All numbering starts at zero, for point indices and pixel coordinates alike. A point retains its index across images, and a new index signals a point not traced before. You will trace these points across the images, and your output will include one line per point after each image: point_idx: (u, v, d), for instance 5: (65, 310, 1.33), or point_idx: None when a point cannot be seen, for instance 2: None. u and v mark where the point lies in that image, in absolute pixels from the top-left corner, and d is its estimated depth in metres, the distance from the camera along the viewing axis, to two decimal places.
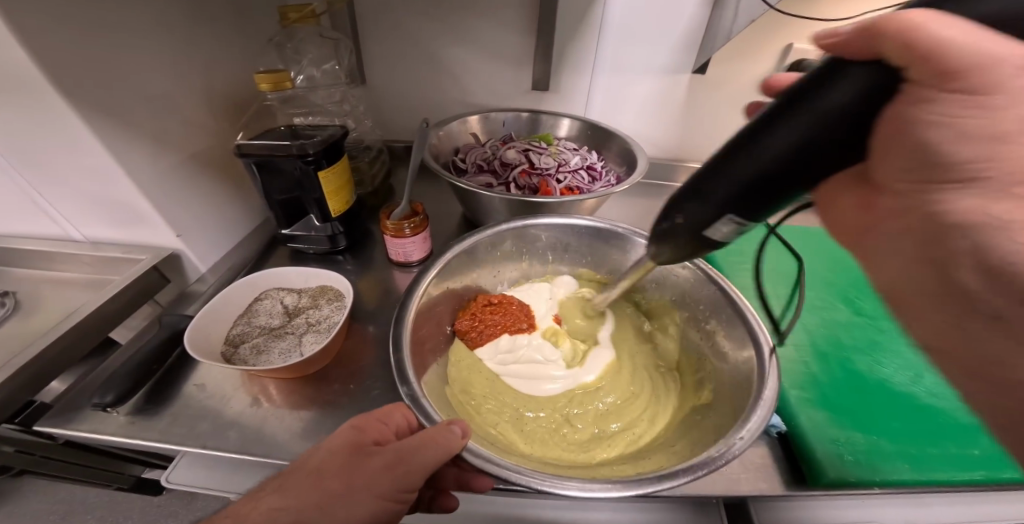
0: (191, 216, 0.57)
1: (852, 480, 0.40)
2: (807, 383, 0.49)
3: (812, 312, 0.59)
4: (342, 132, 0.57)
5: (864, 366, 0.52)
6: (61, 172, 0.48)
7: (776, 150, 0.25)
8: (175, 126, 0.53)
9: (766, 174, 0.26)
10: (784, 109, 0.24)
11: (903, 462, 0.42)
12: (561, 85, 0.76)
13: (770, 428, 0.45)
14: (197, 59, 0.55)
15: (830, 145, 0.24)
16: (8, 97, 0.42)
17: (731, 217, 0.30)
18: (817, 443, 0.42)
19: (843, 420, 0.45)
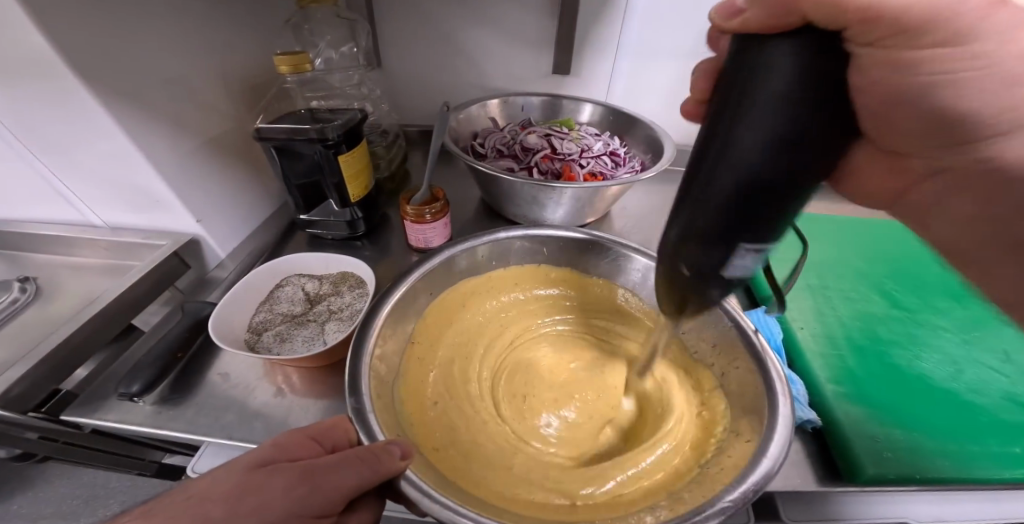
0: (210, 202, 0.56)
1: (891, 477, 0.38)
2: (844, 377, 0.47)
3: (845, 303, 0.57)
4: (362, 116, 0.55)
5: (901, 360, 0.50)
6: (82, 159, 0.48)
7: (750, 155, 0.22)
8: (192, 112, 0.52)
9: (761, 179, 0.22)
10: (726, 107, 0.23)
11: (943, 459, 0.40)
12: (583, 68, 0.73)
13: (804, 424, 0.43)
14: (213, 42, 0.54)
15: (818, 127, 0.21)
16: (28, 82, 0.41)
17: (748, 248, 0.25)
18: (856, 439, 0.40)
19: (883, 417, 0.44)
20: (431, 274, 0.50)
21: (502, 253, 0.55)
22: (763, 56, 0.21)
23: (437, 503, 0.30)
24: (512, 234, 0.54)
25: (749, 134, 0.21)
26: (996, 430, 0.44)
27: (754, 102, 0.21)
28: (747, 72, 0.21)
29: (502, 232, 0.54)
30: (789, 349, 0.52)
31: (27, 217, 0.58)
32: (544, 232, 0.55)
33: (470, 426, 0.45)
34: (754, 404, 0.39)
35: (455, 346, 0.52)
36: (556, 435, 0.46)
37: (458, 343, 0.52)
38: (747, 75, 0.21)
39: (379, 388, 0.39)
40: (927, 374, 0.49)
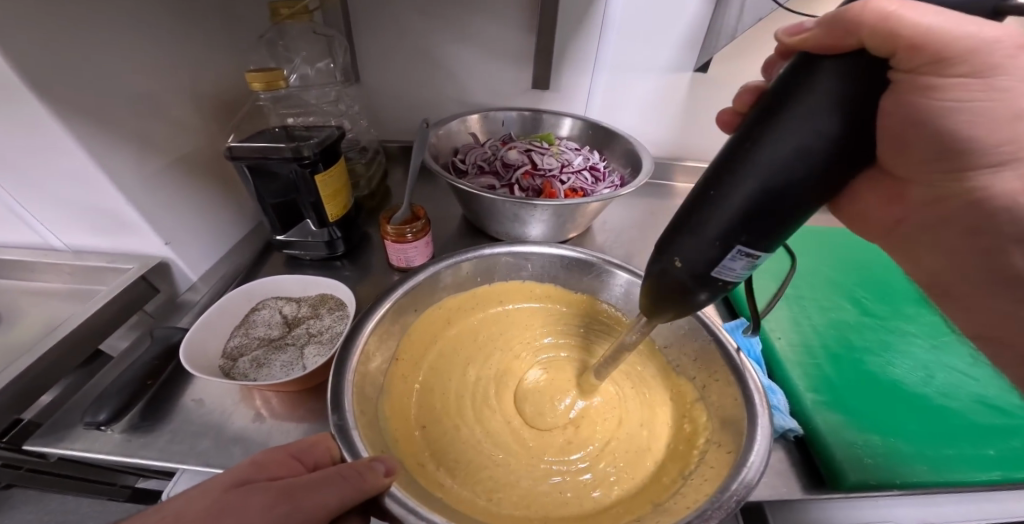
0: (179, 223, 0.54)
1: (873, 483, 0.39)
2: (822, 385, 0.49)
3: (819, 312, 0.59)
4: (339, 133, 0.54)
5: (875, 366, 0.52)
6: (39, 178, 0.46)
7: (783, 159, 0.22)
8: (160, 129, 0.50)
9: (772, 189, 0.23)
10: (768, 112, 0.23)
11: (921, 463, 0.42)
12: (562, 84, 0.74)
13: (787, 433, 0.43)
14: (183, 57, 0.52)
15: (847, 144, 0.22)
16: None
17: (742, 250, 0.26)
18: (836, 446, 0.41)
19: (862, 423, 0.45)
20: (416, 294, 0.50)
21: (485, 271, 0.56)
22: (811, 72, 0.22)
23: (422, 520, 0.29)
24: (497, 251, 0.54)
25: (778, 146, 0.22)
26: (966, 432, 0.46)
27: (801, 109, 0.22)
28: (796, 86, 0.22)
29: (485, 251, 0.54)
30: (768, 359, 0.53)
31: None
32: (534, 248, 0.55)
33: (460, 444, 0.44)
34: (734, 419, 0.39)
35: (439, 367, 0.51)
36: (543, 438, 0.46)
37: (440, 360, 0.52)
38: (787, 90, 0.22)
39: (362, 407, 0.38)
40: (900, 380, 0.51)
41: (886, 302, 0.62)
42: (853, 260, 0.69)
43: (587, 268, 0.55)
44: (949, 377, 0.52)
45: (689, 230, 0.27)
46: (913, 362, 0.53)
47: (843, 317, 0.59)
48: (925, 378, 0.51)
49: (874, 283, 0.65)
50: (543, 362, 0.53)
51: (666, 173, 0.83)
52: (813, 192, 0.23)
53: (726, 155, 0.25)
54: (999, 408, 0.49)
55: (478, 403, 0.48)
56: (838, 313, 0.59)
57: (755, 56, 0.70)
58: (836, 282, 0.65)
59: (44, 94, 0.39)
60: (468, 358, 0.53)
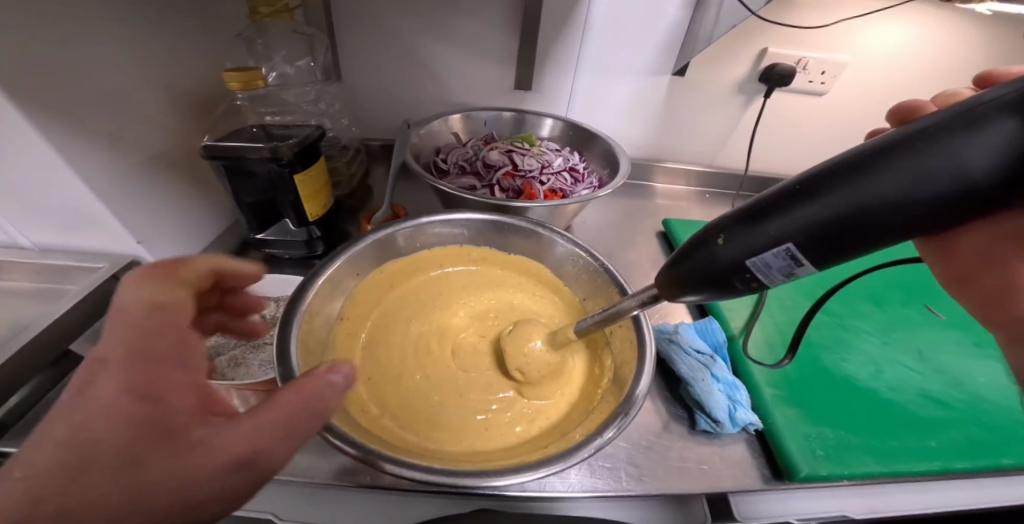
0: (152, 221, 0.53)
1: (824, 474, 0.41)
2: (781, 381, 0.51)
3: (781, 311, 0.61)
4: (319, 133, 0.54)
5: (831, 363, 0.54)
6: (2, 174, 0.44)
7: (920, 173, 0.17)
8: (134, 125, 0.49)
9: (876, 205, 0.18)
10: (958, 120, 0.17)
11: (868, 455, 0.44)
12: (544, 85, 0.75)
13: (748, 426, 0.44)
14: (159, 53, 0.51)
15: (1002, 195, 0.16)
16: None
17: (789, 250, 0.21)
18: (790, 440, 0.43)
19: (814, 417, 0.47)
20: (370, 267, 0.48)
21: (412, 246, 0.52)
22: None
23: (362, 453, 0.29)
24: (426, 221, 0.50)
25: (936, 158, 0.17)
26: (912, 424, 0.48)
27: (993, 126, 0.16)
28: (1023, 102, 0.16)
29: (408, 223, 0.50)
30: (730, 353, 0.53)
31: None
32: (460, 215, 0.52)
33: (400, 392, 0.43)
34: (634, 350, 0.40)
35: (370, 329, 0.48)
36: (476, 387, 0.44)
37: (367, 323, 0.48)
38: (989, 109, 0.16)
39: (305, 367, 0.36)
40: (852, 375, 0.53)
41: (844, 300, 0.64)
42: None
43: (512, 230, 0.52)
44: (897, 372, 0.54)
45: (744, 224, 0.23)
46: (865, 358, 0.56)
47: (803, 315, 0.61)
48: (876, 373, 0.54)
49: (831, 283, 0.67)
50: (471, 312, 0.51)
51: (644, 173, 0.85)
52: (912, 231, 0.18)
53: (863, 149, 0.19)
54: (938, 400, 0.52)
55: (410, 354, 0.46)
56: (799, 312, 0.61)
57: (732, 61, 0.73)
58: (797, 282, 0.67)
59: (11, 91, 0.38)
60: (397, 310, 0.50)
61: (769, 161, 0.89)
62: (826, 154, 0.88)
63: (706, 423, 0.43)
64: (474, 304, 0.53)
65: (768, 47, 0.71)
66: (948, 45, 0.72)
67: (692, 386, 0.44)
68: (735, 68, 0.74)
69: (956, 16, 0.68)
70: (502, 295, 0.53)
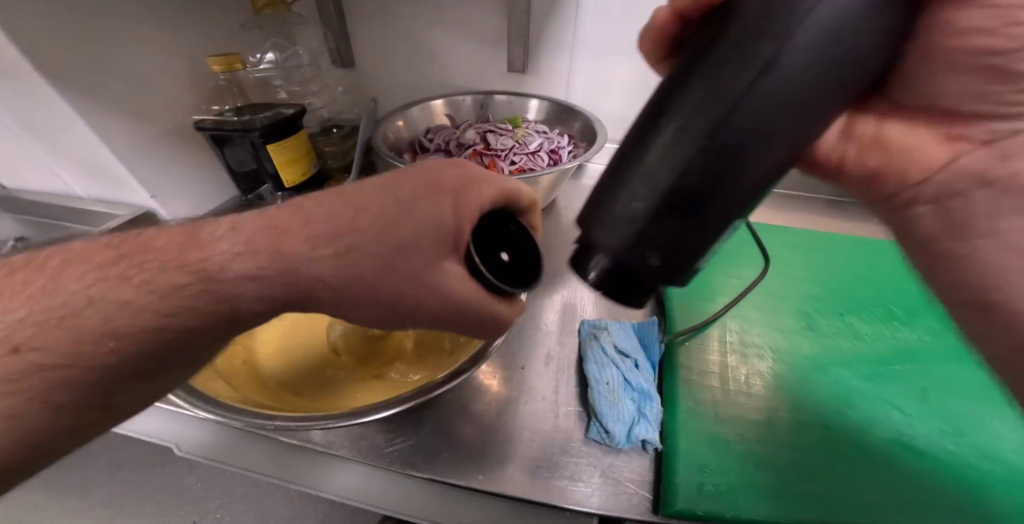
0: (167, 181, 0.62)
1: (705, 512, 0.34)
2: (708, 397, 0.42)
3: (751, 319, 0.51)
4: (298, 110, 0.58)
5: (788, 386, 0.44)
6: (58, 140, 0.55)
7: (701, 142, 0.21)
8: (158, 105, 0.58)
9: (712, 172, 0.21)
10: (687, 68, 0.21)
11: (782, 500, 0.35)
12: (540, 67, 0.72)
13: (646, 444, 0.39)
14: (184, 43, 0.59)
15: (782, 108, 0.19)
16: (13, 81, 0.48)
17: (653, 258, 0.24)
18: (681, 468, 0.36)
19: (731, 446, 0.39)
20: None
21: None
22: (742, 42, 0.19)
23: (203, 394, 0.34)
24: None
25: (692, 128, 0.21)
26: (875, 477, 0.37)
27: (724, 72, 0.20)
28: (733, 51, 0.19)
29: None
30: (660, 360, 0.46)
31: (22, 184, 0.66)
32: None
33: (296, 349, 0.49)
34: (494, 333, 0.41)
35: None
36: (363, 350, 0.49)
37: None
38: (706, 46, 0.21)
39: None
40: (812, 405, 0.42)
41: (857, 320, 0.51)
42: (819, 267, 0.58)
43: None
44: (884, 411, 0.42)
45: (603, 210, 0.25)
46: (841, 388, 0.44)
47: (779, 328, 0.50)
48: (848, 407, 0.42)
49: (835, 296, 0.54)
50: None
51: None
52: (761, 182, 0.22)
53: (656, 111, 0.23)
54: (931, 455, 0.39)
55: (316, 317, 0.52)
56: (775, 324, 0.51)
57: None
58: (791, 290, 0.55)
59: (52, 76, 0.46)
60: None
61: None
62: None
63: (596, 432, 0.39)
64: None
65: None
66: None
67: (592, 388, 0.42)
68: None
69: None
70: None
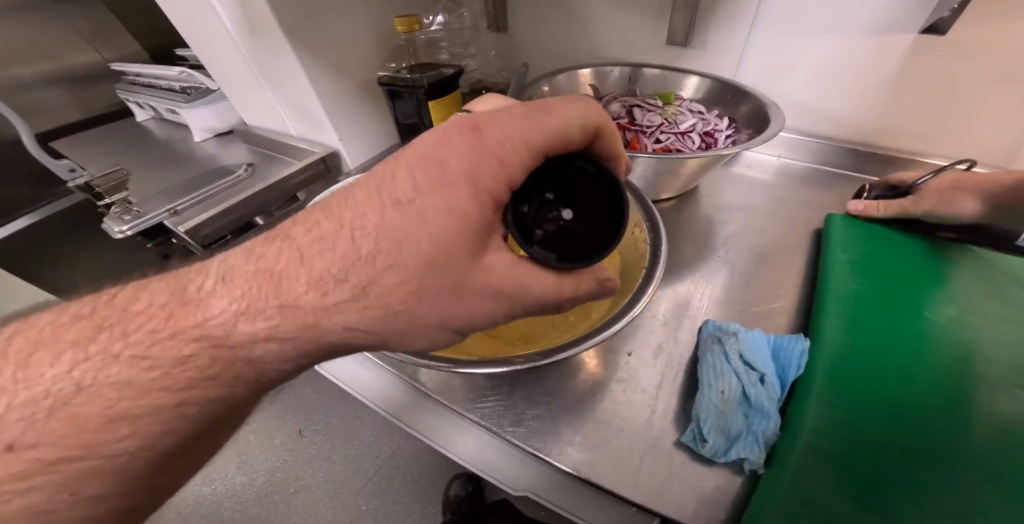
0: (349, 127, 0.75)
1: None
2: (844, 436, 0.36)
3: (928, 364, 0.41)
4: (455, 71, 0.62)
5: (963, 461, 0.35)
6: (287, 90, 0.69)
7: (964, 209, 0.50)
8: (349, 62, 0.68)
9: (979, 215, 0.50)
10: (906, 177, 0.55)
11: None
12: (705, 40, 0.65)
13: (744, 464, 0.36)
14: (375, 9, 0.68)
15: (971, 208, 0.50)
16: (262, 38, 0.61)
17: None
18: (782, 496, 0.33)
19: (858, 497, 0.33)
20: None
21: None
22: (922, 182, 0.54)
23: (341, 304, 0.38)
24: None
25: None
26: None
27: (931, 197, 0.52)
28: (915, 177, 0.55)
29: None
30: (796, 380, 0.41)
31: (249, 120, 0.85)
32: None
33: None
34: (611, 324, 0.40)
35: None
36: None
37: None
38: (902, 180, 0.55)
39: None
40: (991, 492, 0.33)
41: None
42: None
43: None
44: None
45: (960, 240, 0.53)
46: None
47: (966, 386, 0.39)
48: None
49: None
50: None
51: (819, 154, 0.69)
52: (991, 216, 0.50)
53: None
54: None
55: None
56: (960, 379, 0.40)
57: None
58: (995, 345, 0.43)
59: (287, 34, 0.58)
60: None
61: None
62: None
63: (691, 435, 0.37)
64: None
65: None
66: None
67: (699, 397, 0.39)
68: None
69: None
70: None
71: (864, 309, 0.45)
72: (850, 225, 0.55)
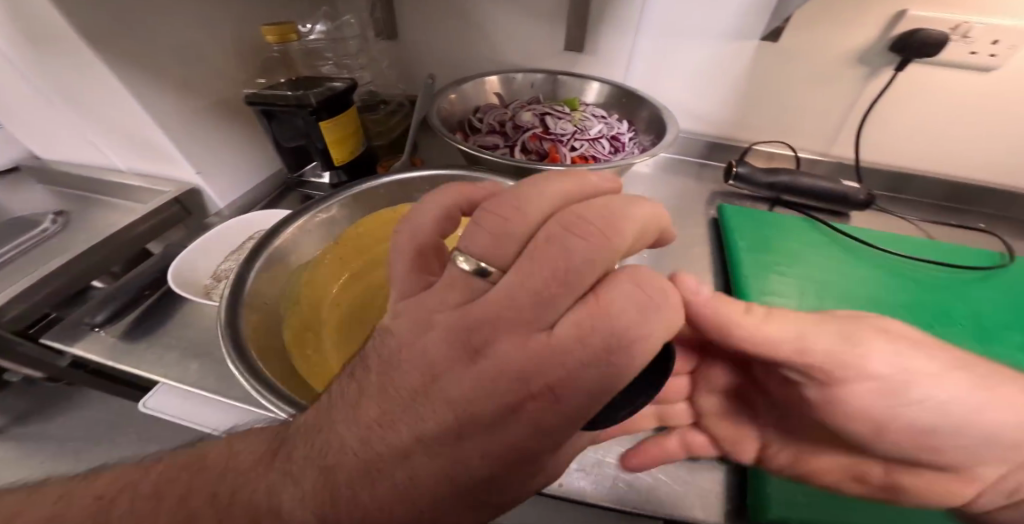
0: (209, 154, 0.59)
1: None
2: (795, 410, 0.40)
3: None
4: (349, 85, 0.54)
5: None
6: (100, 112, 0.52)
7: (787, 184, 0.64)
8: (197, 73, 0.54)
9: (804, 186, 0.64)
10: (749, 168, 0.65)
11: None
12: (597, 47, 0.68)
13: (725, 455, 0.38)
14: (227, 11, 0.55)
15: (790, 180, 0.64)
16: (53, 45, 0.45)
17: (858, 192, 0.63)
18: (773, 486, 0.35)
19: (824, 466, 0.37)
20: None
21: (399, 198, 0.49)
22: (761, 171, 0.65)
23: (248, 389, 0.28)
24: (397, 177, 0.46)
25: None
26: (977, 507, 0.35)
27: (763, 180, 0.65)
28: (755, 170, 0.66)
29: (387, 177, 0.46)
30: None
31: (54, 154, 0.63)
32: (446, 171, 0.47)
33: None
34: None
35: None
36: None
37: None
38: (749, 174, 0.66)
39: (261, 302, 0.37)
40: None
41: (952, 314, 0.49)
42: (907, 275, 0.55)
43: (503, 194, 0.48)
44: None
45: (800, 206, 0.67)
46: None
47: None
48: None
49: (923, 307, 0.51)
50: None
51: (705, 150, 0.76)
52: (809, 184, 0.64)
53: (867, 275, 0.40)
54: None
55: None
56: None
57: (844, 23, 0.58)
58: (872, 297, 0.52)
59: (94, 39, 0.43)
60: None
61: (881, 153, 0.72)
62: (967, 151, 0.68)
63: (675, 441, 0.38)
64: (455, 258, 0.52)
65: (908, 9, 0.55)
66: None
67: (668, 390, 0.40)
68: (854, 34, 0.59)
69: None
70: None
71: (775, 287, 0.52)
72: (745, 212, 0.63)
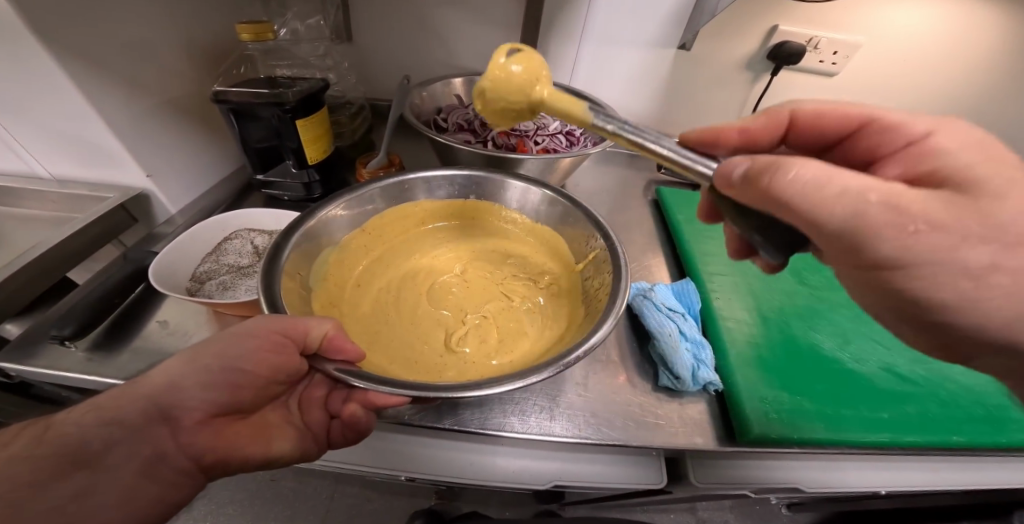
0: (164, 156, 0.56)
1: (774, 436, 0.42)
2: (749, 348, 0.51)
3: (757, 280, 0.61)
4: (323, 85, 0.56)
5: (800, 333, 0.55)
6: (37, 112, 0.47)
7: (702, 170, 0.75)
8: (152, 72, 0.51)
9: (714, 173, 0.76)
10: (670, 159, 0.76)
11: (820, 422, 0.45)
12: (549, 52, 0.75)
13: (708, 386, 0.46)
14: (182, 10, 0.54)
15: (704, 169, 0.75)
16: None
17: None
18: (747, 401, 0.44)
19: (775, 383, 0.48)
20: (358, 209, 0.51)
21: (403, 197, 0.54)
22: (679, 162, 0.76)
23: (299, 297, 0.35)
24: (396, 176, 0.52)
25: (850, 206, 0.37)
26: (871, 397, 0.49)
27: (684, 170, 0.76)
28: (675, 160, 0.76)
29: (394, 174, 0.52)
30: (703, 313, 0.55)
31: None
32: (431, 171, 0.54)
33: (354, 322, 0.47)
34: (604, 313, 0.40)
35: (348, 256, 0.51)
36: (444, 322, 0.48)
37: (355, 254, 0.52)
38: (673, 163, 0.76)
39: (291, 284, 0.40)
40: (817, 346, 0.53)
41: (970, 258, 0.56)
42: (804, 240, 0.69)
43: (489, 185, 0.55)
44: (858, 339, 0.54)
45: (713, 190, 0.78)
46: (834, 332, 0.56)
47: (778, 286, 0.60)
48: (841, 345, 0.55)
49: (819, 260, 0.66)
50: (436, 258, 0.56)
51: (642, 145, 0.87)
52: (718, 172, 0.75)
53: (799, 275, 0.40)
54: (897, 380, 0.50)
55: (368, 285, 0.51)
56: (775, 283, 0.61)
57: (742, 37, 0.72)
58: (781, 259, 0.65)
59: (45, 36, 0.40)
60: (375, 247, 0.54)
61: None
62: None
63: (668, 379, 0.45)
64: (452, 251, 0.57)
65: (779, 25, 0.70)
66: (975, 31, 0.69)
67: (658, 339, 0.47)
68: (749, 44, 0.73)
69: (979, 7, 0.66)
70: (467, 246, 0.58)
71: (718, 253, 0.63)
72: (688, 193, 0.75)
